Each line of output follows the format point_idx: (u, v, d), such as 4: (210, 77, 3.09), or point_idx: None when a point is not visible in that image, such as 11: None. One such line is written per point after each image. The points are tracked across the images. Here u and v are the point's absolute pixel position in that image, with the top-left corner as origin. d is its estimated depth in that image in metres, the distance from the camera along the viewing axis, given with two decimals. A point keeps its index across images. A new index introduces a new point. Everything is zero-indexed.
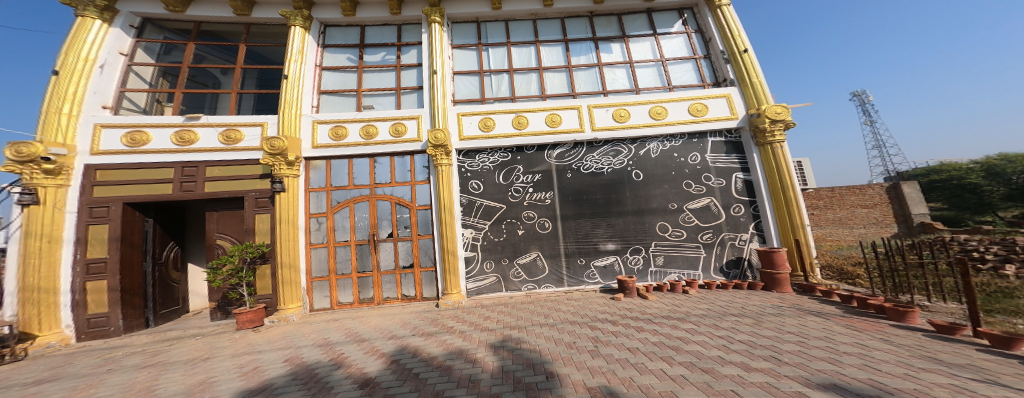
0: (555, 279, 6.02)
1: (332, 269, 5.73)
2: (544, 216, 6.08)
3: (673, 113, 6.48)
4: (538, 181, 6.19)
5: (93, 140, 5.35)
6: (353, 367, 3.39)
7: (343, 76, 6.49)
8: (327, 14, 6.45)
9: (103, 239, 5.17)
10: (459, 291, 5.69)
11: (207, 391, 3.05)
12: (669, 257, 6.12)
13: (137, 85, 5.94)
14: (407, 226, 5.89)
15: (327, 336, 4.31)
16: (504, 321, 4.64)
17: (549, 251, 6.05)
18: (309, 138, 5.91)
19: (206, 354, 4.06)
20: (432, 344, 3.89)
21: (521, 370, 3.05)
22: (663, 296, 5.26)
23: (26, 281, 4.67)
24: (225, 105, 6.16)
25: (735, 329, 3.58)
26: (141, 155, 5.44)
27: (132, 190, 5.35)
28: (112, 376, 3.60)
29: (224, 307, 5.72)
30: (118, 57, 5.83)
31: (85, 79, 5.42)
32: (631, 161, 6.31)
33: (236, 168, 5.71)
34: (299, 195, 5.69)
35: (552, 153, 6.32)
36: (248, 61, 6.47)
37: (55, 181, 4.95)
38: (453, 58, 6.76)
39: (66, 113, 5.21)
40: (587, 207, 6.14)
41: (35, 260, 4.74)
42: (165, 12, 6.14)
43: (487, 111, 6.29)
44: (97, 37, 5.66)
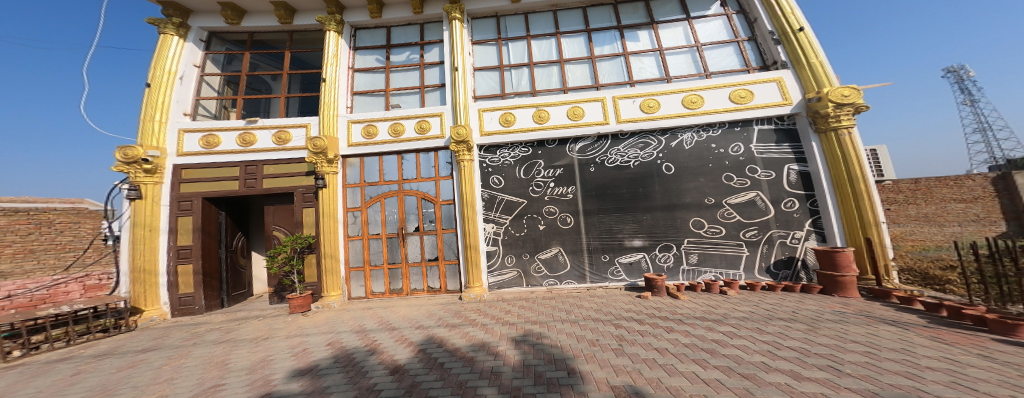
0: (578, 275, 5.94)
1: (365, 260, 6.11)
2: (566, 211, 5.99)
3: (708, 102, 6.03)
4: (559, 175, 6.10)
5: (178, 143, 6.14)
6: (385, 353, 3.62)
7: (372, 77, 6.81)
8: (357, 17, 6.76)
9: (189, 229, 5.95)
10: (481, 284, 5.81)
11: (266, 368, 3.42)
12: (705, 256, 5.77)
13: (208, 93, 6.69)
14: (432, 221, 6.11)
15: (362, 323, 4.63)
16: (525, 316, 4.68)
17: (571, 246, 5.96)
18: (345, 137, 6.28)
19: (266, 334, 4.54)
20: (456, 336, 4.03)
21: (542, 364, 3.07)
22: (696, 296, 4.99)
23: (136, 263, 5.54)
24: (276, 108, 6.76)
25: (780, 334, 3.31)
26: (214, 155, 6.14)
27: (208, 186, 6.08)
28: (192, 349, 4.16)
29: (280, 292, 6.34)
30: (192, 69, 6.57)
31: (169, 90, 6.20)
32: (661, 154, 5.99)
33: (287, 166, 6.23)
34: (337, 190, 6.11)
35: (575, 146, 6.19)
36: (293, 67, 7.01)
37: (153, 178, 5.79)
38: (473, 54, 6.80)
39: (157, 121, 6.03)
40: (612, 202, 5.95)
41: (140, 246, 5.59)
42: (225, 25, 6.76)
43: (508, 106, 6.27)
44: (176, 51, 6.39)
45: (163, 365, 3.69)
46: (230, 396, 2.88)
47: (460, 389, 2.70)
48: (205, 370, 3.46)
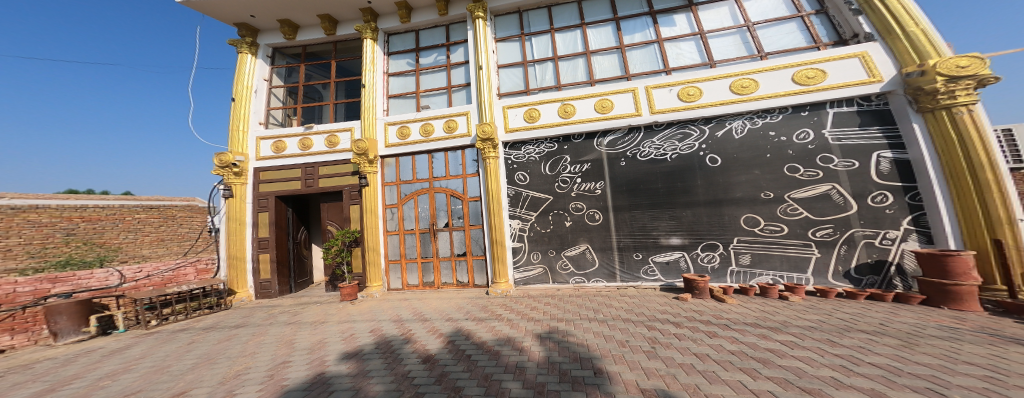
0: (607, 274, 5.75)
1: (402, 254, 6.49)
2: (595, 207, 5.82)
3: (764, 85, 5.45)
4: (587, 171, 5.93)
5: (257, 149, 7.04)
6: (418, 343, 3.84)
7: (404, 80, 7.16)
8: (389, 23, 7.11)
9: (266, 223, 6.80)
10: (507, 280, 5.90)
11: (321, 349, 3.81)
12: (760, 256, 5.26)
13: (276, 104, 7.51)
14: (460, 217, 6.30)
15: (399, 313, 4.94)
16: (551, 313, 4.65)
17: (600, 244, 5.78)
18: (383, 139, 6.70)
19: (323, 318, 5.05)
20: (482, 329, 4.14)
21: (567, 362, 3.05)
22: (748, 301, 4.56)
23: (231, 251, 6.52)
24: (327, 115, 7.44)
25: (859, 348, 2.91)
26: (283, 159, 6.93)
27: (279, 187, 6.87)
28: (267, 328, 4.76)
29: (333, 281, 6.97)
30: (263, 83, 7.42)
31: (248, 102, 7.09)
32: (705, 145, 5.55)
33: (339, 167, 6.81)
34: (376, 188, 6.55)
35: (603, 140, 5.97)
36: (339, 76, 7.62)
37: (240, 180, 6.74)
38: (497, 51, 6.82)
39: (241, 130, 6.94)
40: (644, 197, 5.66)
41: (234, 237, 6.57)
42: (284, 41, 7.49)
43: (532, 102, 6.23)
44: (251, 67, 7.27)
45: (247, 340, 4.29)
46: (294, 372, 3.26)
47: (485, 381, 2.78)
48: (276, 348, 3.96)
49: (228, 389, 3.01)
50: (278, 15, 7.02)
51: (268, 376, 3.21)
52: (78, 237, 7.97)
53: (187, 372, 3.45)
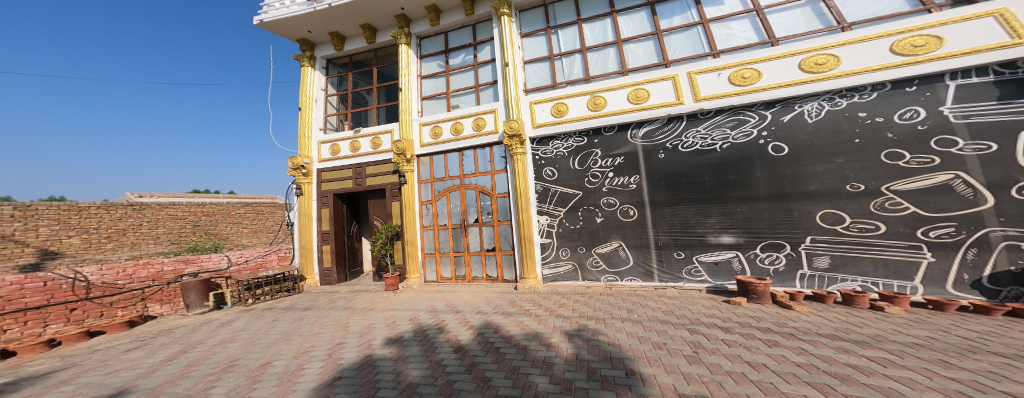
0: (643, 273, 5.54)
1: (437, 248, 6.76)
2: (629, 202, 5.60)
3: (848, 59, 4.78)
4: (620, 164, 5.72)
5: (319, 152, 7.76)
6: (450, 333, 4.00)
7: (435, 81, 7.37)
8: (420, 27, 7.35)
9: (327, 217, 7.45)
10: (536, 276, 5.94)
11: (369, 334, 4.13)
12: (840, 259, 4.63)
13: (330, 111, 8.09)
14: (489, 213, 6.42)
15: (434, 305, 5.16)
16: (580, 311, 4.62)
17: (634, 242, 5.58)
18: (418, 139, 6.99)
19: (370, 306, 5.45)
20: (511, 323, 4.21)
21: (597, 361, 2.99)
22: (820, 308, 4.08)
23: (303, 242, 7.41)
24: (370, 119, 7.92)
25: (986, 372, 2.34)
26: (338, 161, 7.53)
27: (337, 185, 7.50)
28: (328, 312, 5.24)
29: (379, 272, 7.41)
30: (321, 93, 8.06)
31: (310, 110, 7.83)
32: (767, 132, 5.06)
33: (383, 166, 7.22)
34: (413, 186, 6.87)
35: (638, 132, 5.71)
36: (380, 81, 8.06)
37: (307, 179, 7.52)
38: (523, 47, 6.77)
39: (305, 136, 7.71)
40: (685, 192, 5.34)
41: (304, 229, 7.42)
42: (333, 52, 8.04)
43: (560, 96, 6.13)
44: (312, 79, 7.98)
45: (312, 321, 4.78)
46: (348, 353, 3.58)
47: (512, 374, 2.84)
48: (334, 329, 4.36)
49: (298, 363, 3.40)
50: (328, 28, 7.53)
51: (328, 354, 3.57)
52: (200, 227, 11.61)
53: (270, 345, 3.97)
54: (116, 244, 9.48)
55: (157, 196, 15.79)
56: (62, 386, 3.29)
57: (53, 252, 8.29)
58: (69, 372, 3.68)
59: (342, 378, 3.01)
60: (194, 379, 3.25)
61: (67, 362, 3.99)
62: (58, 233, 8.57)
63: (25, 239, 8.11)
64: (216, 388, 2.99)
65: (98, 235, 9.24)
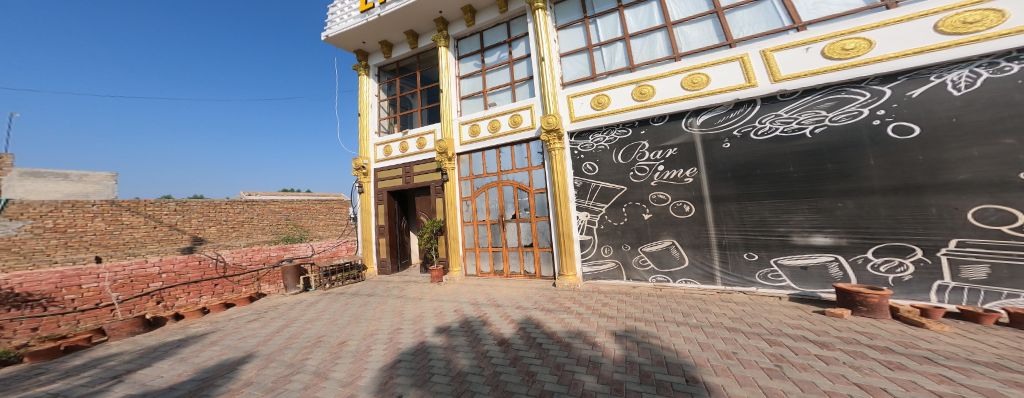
0: (702, 275, 5.07)
1: (476, 243, 6.99)
2: (684, 197, 5.15)
3: (1018, 13, 3.70)
4: (673, 156, 5.28)
5: (374, 153, 8.52)
6: (493, 326, 4.11)
7: (472, 81, 7.54)
8: (457, 29, 7.57)
9: (382, 212, 8.16)
10: (575, 273, 5.82)
11: (421, 322, 4.44)
12: (1004, 269, 3.61)
13: (382, 115, 8.80)
14: (526, 209, 6.44)
15: (475, 298, 5.34)
16: (626, 311, 4.41)
17: (692, 240, 5.13)
18: (458, 137, 7.26)
19: (420, 295, 5.85)
20: (552, 320, 4.19)
21: (650, 365, 2.84)
22: (959, 329, 3.25)
23: (363, 234, 8.28)
24: (414, 121, 8.44)
25: None
26: (390, 161, 8.20)
27: (389, 183, 8.14)
28: (386, 299, 5.76)
29: (425, 264, 7.89)
30: (375, 99, 8.82)
31: (366, 116, 8.64)
32: (885, 110, 4.17)
33: (428, 164, 7.63)
34: (454, 183, 7.16)
35: (695, 120, 5.21)
36: (423, 84, 8.50)
37: (366, 178, 8.36)
38: (558, 41, 6.56)
39: (364, 139, 8.54)
40: (755, 185, 4.74)
41: (364, 223, 8.29)
42: (382, 59, 8.68)
43: (600, 88, 5.87)
44: (367, 86, 8.76)
45: (375, 306, 5.32)
46: (405, 338, 3.90)
47: (558, 370, 2.85)
48: (392, 315, 4.77)
49: (367, 344, 3.82)
50: (378, 37, 8.14)
51: (389, 338, 3.93)
52: (290, 219, 13.79)
53: (344, 326, 4.52)
54: (239, 234, 12.03)
55: (260, 193, 19.18)
56: (214, 345, 4.24)
57: (201, 239, 11.06)
58: (217, 334, 4.72)
59: (402, 361, 3.29)
60: (295, 349, 3.86)
61: (216, 326, 5.14)
62: (203, 224, 11.20)
63: (185, 227, 10.89)
64: (310, 360, 3.50)
65: (227, 225, 11.82)
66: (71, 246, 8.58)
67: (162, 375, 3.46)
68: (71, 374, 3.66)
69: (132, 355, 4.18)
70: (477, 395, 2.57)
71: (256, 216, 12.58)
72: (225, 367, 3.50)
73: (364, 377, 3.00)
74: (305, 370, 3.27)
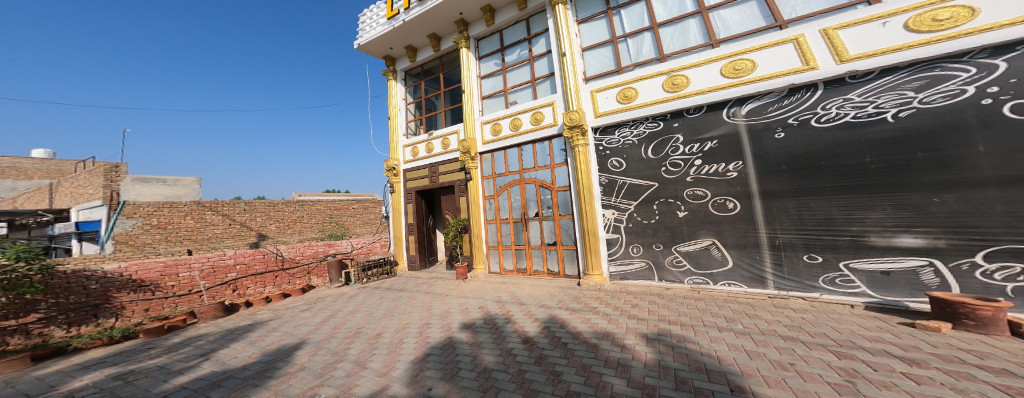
0: (749, 277, 4.67)
1: (499, 241, 7.03)
2: (726, 193, 4.77)
3: None
4: (713, 149, 4.90)
5: (402, 154, 8.90)
6: (517, 324, 4.12)
7: (493, 80, 7.57)
8: (478, 29, 7.64)
9: (411, 211, 8.52)
10: (601, 273, 5.66)
11: (449, 317, 4.57)
12: None
13: (409, 117, 9.15)
14: (549, 206, 6.36)
15: (499, 295, 5.39)
16: (659, 314, 4.19)
17: (736, 239, 4.74)
18: (480, 136, 7.35)
19: (447, 291, 6.03)
20: (577, 320, 4.10)
21: (687, 371, 2.68)
22: None
23: (395, 231, 8.72)
24: (439, 122, 8.67)
25: None
26: (417, 161, 8.52)
27: (417, 183, 8.47)
28: (416, 294, 6.00)
29: (451, 262, 8.08)
30: (403, 102, 9.20)
31: (395, 118, 9.05)
32: (1001, 86, 3.45)
33: (453, 164, 7.80)
34: (477, 181, 7.27)
35: (740, 110, 4.80)
36: (446, 86, 8.69)
37: (396, 178, 8.78)
38: (580, 34, 6.36)
39: (394, 141, 8.95)
40: (817, 179, 4.22)
41: (395, 221, 8.73)
42: (408, 63, 9.02)
43: (627, 81, 5.62)
44: (395, 90, 9.15)
45: (406, 301, 5.58)
46: (434, 333, 4.04)
47: (585, 372, 2.80)
48: (421, 310, 4.97)
49: (400, 336, 4.02)
50: (404, 42, 8.47)
51: (419, 332, 4.10)
52: (333, 218, 14.90)
53: (380, 318, 4.81)
54: (292, 231, 13.31)
55: (307, 193, 20.97)
56: (275, 331, 4.72)
57: (263, 235, 12.45)
58: (277, 321, 5.26)
59: (431, 355, 3.42)
60: (338, 338, 4.17)
61: (275, 314, 5.73)
62: (264, 222, 12.58)
63: (253, 225, 12.30)
64: (351, 349, 3.77)
65: (282, 223, 13.14)
66: (170, 240, 10.29)
67: (237, 355, 3.95)
68: (172, 349, 4.37)
69: (213, 336, 4.83)
70: (503, 392, 2.59)
71: (305, 215, 13.77)
72: (283, 352, 3.89)
73: (397, 369, 3.16)
74: (347, 358, 3.53)
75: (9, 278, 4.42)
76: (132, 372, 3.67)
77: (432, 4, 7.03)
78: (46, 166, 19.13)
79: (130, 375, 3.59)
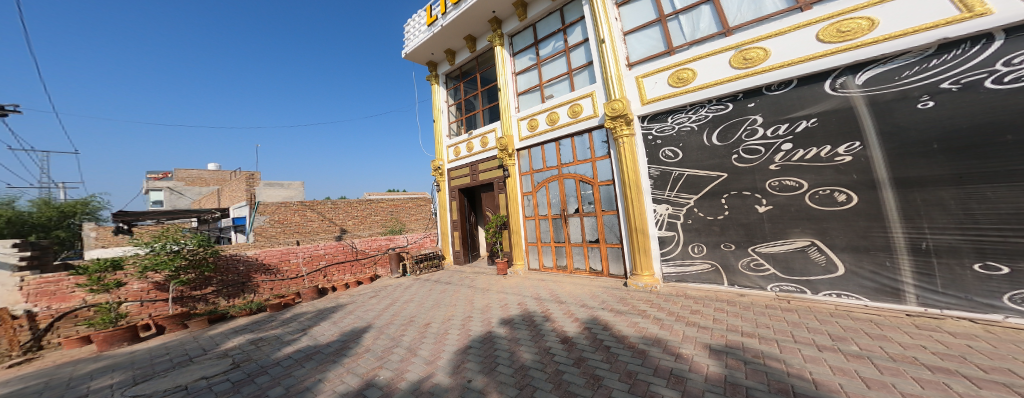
0: (872, 288, 3.66)
1: (539, 238, 6.96)
2: (834, 183, 3.83)
3: None
4: (809, 130, 3.99)
5: (444, 155, 9.44)
6: (556, 323, 4.03)
7: (528, 75, 7.46)
8: (511, 26, 7.60)
9: (455, 208, 8.98)
10: (652, 274, 5.20)
11: (490, 312, 4.70)
12: None
13: (451, 118, 9.61)
14: (591, 202, 6.10)
15: (538, 292, 5.33)
16: (728, 323, 3.66)
17: (849, 240, 3.77)
18: (517, 133, 7.34)
19: (488, 286, 6.19)
20: (622, 323, 3.83)
21: (762, 391, 2.29)
22: None
23: (442, 227, 9.33)
24: (477, 121, 8.93)
25: None
26: (459, 161, 8.94)
27: (459, 182, 8.88)
28: (460, 288, 6.31)
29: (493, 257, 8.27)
30: (445, 104, 9.69)
31: (438, 121, 9.60)
32: None
33: (492, 162, 7.95)
34: (516, 178, 7.29)
35: (854, 80, 3.79)
36: (483, 85, 8.89)
37: (440, 177, 9.39)
38: (621, 18, 5.84)
39: (438, 143, 9.53)
40: (1002, 161, 2.98)
41: (441, 217, 9.34)
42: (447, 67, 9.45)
43: (682, 61, 5.00)
44: (438, 93, 9.69)
45: (455, 293, 5.91)
46: (475, 326, 4.19)
47: (630, 379, 2.61)
48: (464, 304, 5.21)
49: (446, 327, 4.28)
50: (443, 46, 8.91)
51: (462, 324, 4.31)
52: (397, 214, 16.54)
53: (430, 308, 5.19)
54: (366, 226, 15.17)
55: (378, 193, 23.58)
56: (350, 314, 5.46)
57: (344, 230, 14.47)
58: (351, 305, 6.08)
59: (472, 347, 3.56)
60: (396, 325, 4.62)
61: (350, 299, 6.62)
62: (345, 218, 14.62)
63: (338, 221, 14.43)
64: (405, 336, 4.14)
65: (358, 219, 15.09)
66: (285, 233, 12.80)
67: (325, 333, 4.69)
68: (284, 323, 5.40)
69: (309, 314, 5.81)
70: (539, 391, 2.56)
71: (375, 212, 15.58)
72: (353, 334, 4.48)
73: (442, 358, 3.35)
74: (402, 344, 3.89)
75: (196, 258, 6.26)
76: (262, 339, 4.66)
77: (466, 6, 7.24)
78: (215, 176, 25.55)
79: (260, 341, 4.57)
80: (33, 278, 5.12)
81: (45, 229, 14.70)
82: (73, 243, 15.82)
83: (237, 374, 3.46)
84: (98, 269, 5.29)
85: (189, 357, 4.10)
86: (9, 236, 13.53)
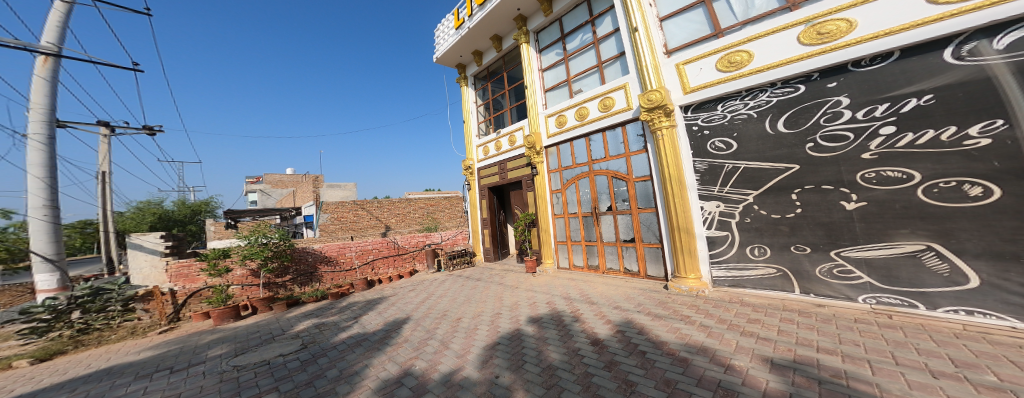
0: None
1: (568, 236, 6.82)
2: (961, 173, 3.10)
3: None
4: (924, 109, 3.28)
5: (473, 154, 9.66)
6: (587, 324, 3.91)
7: (555, 71, 7.30)
8: (537, 22, 7.48)
9: (485, 206, 9.16)
10: (699, 277, 4.81)
11: (519, 310, 4.72)
12: None
13: (480, 118, 9.80)
14: (625, 199, 5.82)
15: (568, 292, 5.23)
16: (795, 336, 3.25)
17: (986, 244, 3.02)
18: (544, 130, 7.24)
19: (518, 284, 6.21)
20: (661, 328, 3.60)
21: None
22: None
23: (473, 225, 9.58)
24: (505, 120, 9.00)
25: None
26: (488, 160, 9.08)
27: (489, 181, 9.02)
28: (490, 284, 6.43)
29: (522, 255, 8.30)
30: (474, 105, 9.90)
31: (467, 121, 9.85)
32: None
33: (519, 161, 7.97)
34: (544, 176, 7.20)
35: (990, 44, 3.04)
36: (510, 84, 8.91)
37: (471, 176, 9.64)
38: (656, 3, 5.43)
39: (468, 143, 9.77)
40: None
41: (472, 215, 9.60)
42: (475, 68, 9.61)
43: (734, 43, 4.52)
44: (467, 94, 9.92)
45: (486, 290, 6.04)
46: (505, 323, 4.24)
47: (668, 388, 2.44)
48: (494, 300, 5.29)
49: (476, 323, 4.39)
50: (471, 48, 9.08)
51: (491, 321, 4.38)
52: (435, 212, 17.35)
53: (463, 304, 5.36)
54: (408, 223, 16.17)
55: (417, 193, 24.96)
56: (393, 306, 5.87)
57: (388, 227, 15.59)
58: (394, 297, 6.54)
59: (500, 344, 3.61)
60: (431, 318, 4.86)
61: (391, 292, 7.13)
62: (390, 216, 15.74)
63: (386, 218, 15.59)
64: (439, 329, 4.34)
65: (401, 217, 16.14)
66: (342, 229, 14.18)
67: (372, 321, 5.11)
68: (339, 310, 5.98)
69: (360, 304, 6.37)
70: (567, 392, 2.52)
71: (415, 210, 16.52)
72: (394, 324, 4.81)
73: (471, 353, 3.45)
74: (436, 337, 4.08)
75: (279, 249, 7.18)
76: (324, 323, 5.23)
77: (492, 7, 7.28)
78: (292, 178, 29.32)
79: (322, 325, 5.13)
80: (174, 263, 6.30)
81: (183, 224, 18.03)
82: (200, 235, 19.42)
83: (303, 354, 3.94)
84: (214, 257, 6.44)
85: (272, 336, 4.75)
86: (162, 229, 16.85)
